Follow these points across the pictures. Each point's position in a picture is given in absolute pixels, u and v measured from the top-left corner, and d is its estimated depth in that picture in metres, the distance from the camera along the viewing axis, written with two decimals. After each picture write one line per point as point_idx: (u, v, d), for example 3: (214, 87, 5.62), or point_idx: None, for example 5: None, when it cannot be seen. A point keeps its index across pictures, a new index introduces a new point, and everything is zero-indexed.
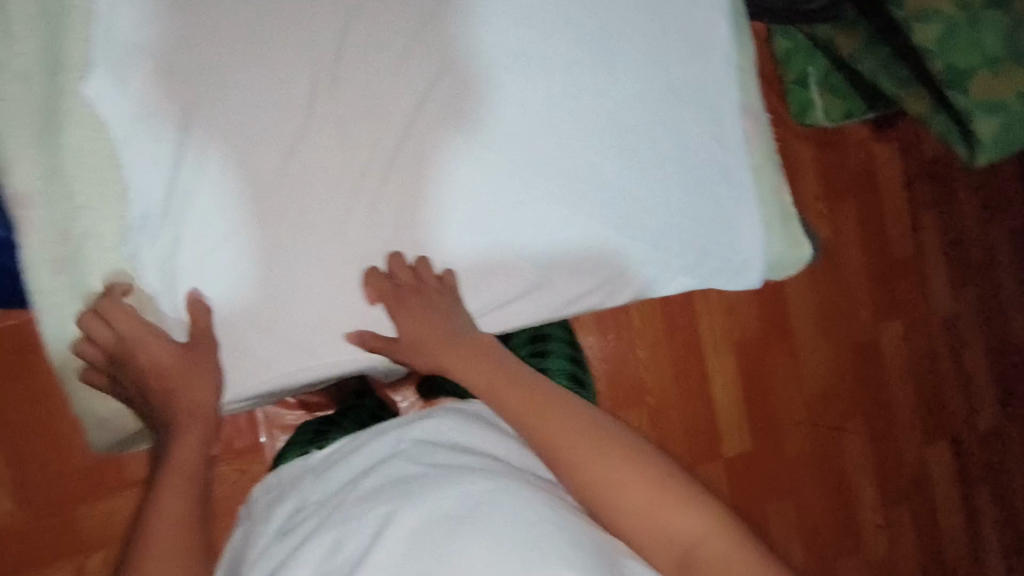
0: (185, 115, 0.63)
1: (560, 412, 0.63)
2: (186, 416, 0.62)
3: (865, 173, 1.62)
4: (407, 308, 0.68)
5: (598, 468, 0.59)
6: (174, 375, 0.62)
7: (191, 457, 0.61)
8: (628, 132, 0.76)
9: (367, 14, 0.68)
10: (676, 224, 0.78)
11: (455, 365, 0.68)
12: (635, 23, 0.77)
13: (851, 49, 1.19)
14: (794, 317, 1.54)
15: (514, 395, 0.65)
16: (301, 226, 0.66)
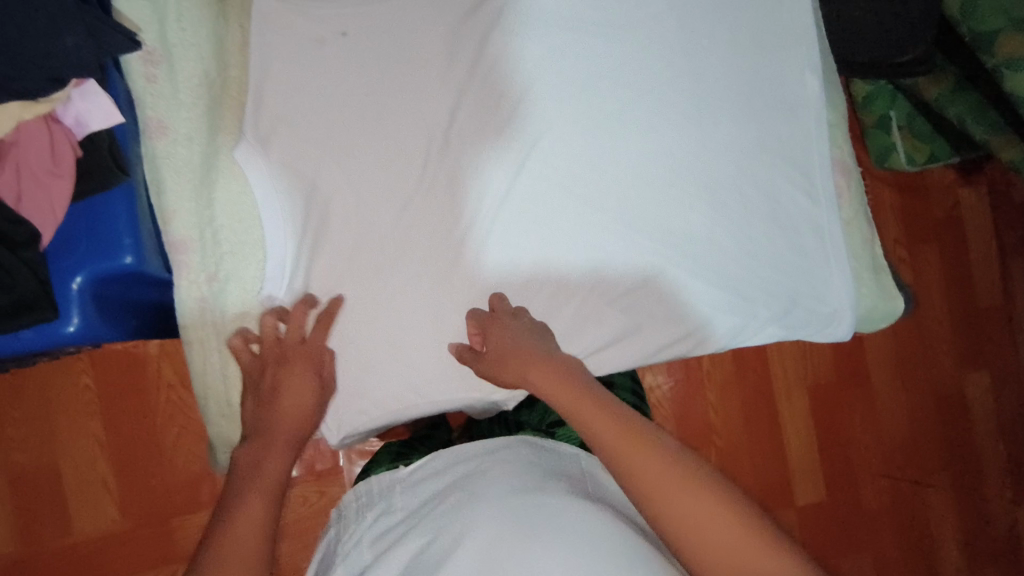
0: (317, 171, 0.70)
1: (628, 429, 0.60)
2: (279, 421, 0.65)
3: (952, 217, 1.56)
4: (501, 326, 0.70)
5: (663, 485, 0.56)
6: (289, 394, 0.66)
7: (276, 475, 0.62)
8: (719, 185, 0.79)
9: (478, 77, 0.74)
10: (766, 276, 0.79)
11: (546, 385, 0.66)
12: (728, 83, 0.80)
13: (937, 94, 1.20)
14: (870, 361, 1.49)
15: (593, 415, 0.62)
16: (410, 272, 0.72)
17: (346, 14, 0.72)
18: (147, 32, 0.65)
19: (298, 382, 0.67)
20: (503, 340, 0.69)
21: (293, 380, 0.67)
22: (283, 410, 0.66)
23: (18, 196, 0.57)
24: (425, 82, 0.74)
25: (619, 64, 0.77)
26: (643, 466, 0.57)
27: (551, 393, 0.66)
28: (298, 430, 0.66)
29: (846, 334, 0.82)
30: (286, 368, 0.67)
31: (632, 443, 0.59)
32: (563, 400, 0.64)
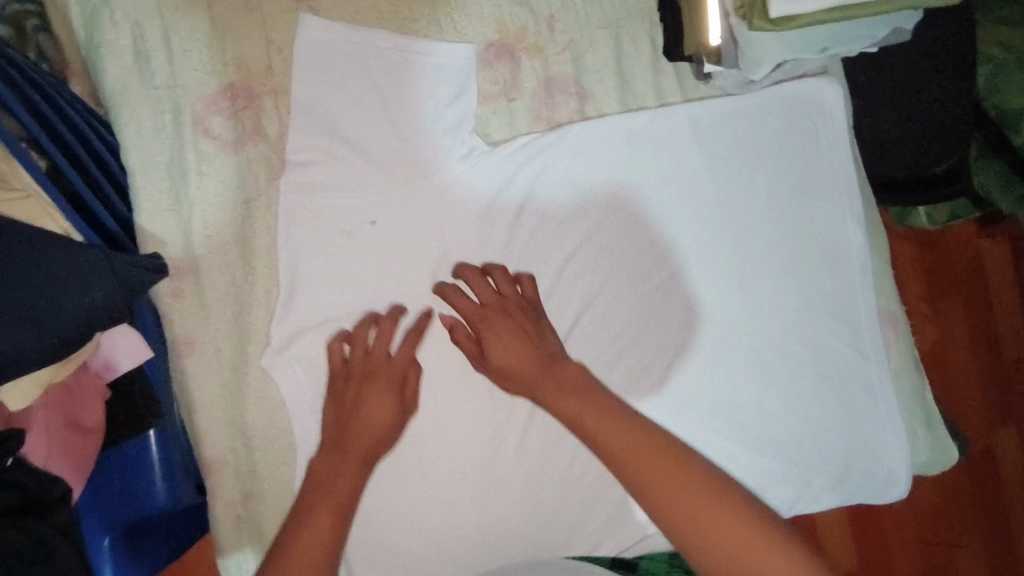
0: None
1: (648, 440, 0.59)
2: (356, 438, 0.62)
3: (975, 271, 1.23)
4: (503, 342, 0.65)
5: (698, 522, 0.54)
6: (370, 399, 0.63)
7: (348, 490, 0.60)
8: (765, 347, 0.77)
9: (513, 254, 0.72)
10: (816, 439, 0.77)
11: (578, 410, 0.62)
12: (768, 241, 0.78)
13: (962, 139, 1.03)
14: None
15: (630, 448, 0.59)
16: (452, 464, 0.70)
17: (370, 199, 0.68)
18: (172, 248, 0.63)
19: (380, 397, 0.63)
20: (504, 353, 0.65)
21: (381, 404, 0.63)
22: (357, 427, 0.62)
23: (47, 455, 0.54)
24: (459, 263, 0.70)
25: (654, 227, 0.75)
26: (677, 501, 0.55)
27: (593, 433, 0.61)
28: (379, 434, 0.63)
29: (902, 494, 0.78)
30: (350, 390, 0.63)
31: (666, 475, 0.57)
32: (607, 441, 0.60)
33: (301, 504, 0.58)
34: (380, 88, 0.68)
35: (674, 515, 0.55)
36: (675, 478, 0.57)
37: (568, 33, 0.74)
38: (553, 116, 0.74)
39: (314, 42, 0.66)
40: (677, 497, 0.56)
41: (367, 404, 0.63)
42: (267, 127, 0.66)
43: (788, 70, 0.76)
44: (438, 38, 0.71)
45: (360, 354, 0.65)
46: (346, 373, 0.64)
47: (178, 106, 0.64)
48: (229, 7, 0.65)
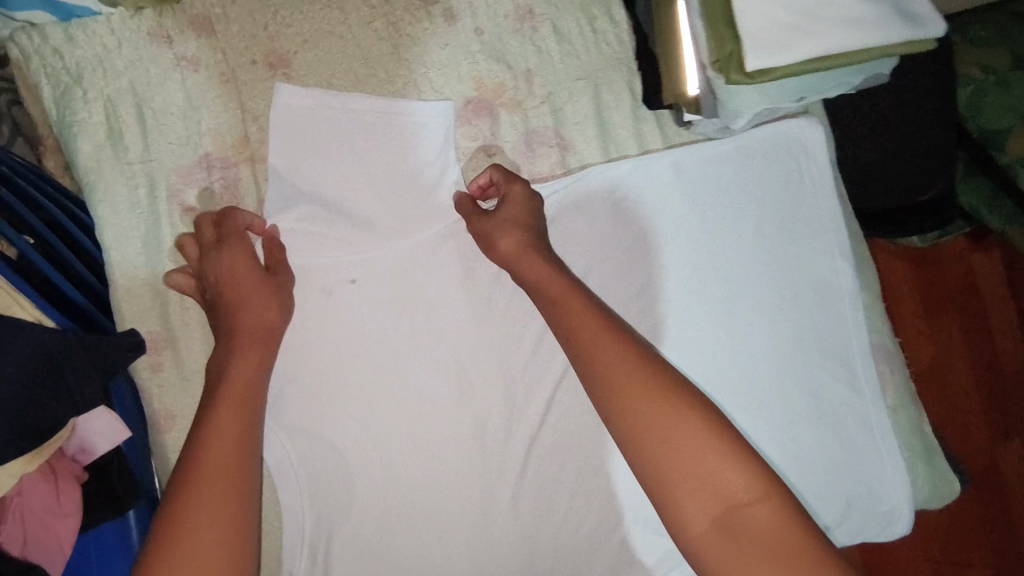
0: (336, 438, 0.67)
1: (625, 350, 0.59)
2: (242, 336, 0.58)
3: (972, 289, 1.14)
4: (516, 203, 0.66)
5: (661, 425, 0.55)
6: (237, 294, 0.59)
7: (250, 382, 0.57)
8: (762, 391, 0.76)
9: (500, 305, 0.70)
10: (813, 477, 0.76)
11: (561, 315, 0.61)
12: (760, 283, 0.77)
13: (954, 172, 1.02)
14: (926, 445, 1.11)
15: (600, 347, 0.59)
16: (445, 522, 0.68)
17: (352, 259, 0.68)
18: (148, 323, 0.62)
19: (233, 270, 0.60)
20: (515, 202, 0.66)
21: (238, 263, 0.60)
22: (229, 301, 0.59)
23: (24, 542, 0.52)
24: (447, 320, 0.69)
25: (639, 270, 0.75)
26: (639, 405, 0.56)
27: (569, 323, 0.61)
28: (260, 334, 0.59)
29: (906, 530, 0.77)
30: (227, 277, 0.59)
31: (632, 379, 0.57)
32: (582, 342, 0.60)
33: (203, 402, 0.56)
34: (358, 147, 0.68)
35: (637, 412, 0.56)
36: (638, 382, 0.57)
37: (546, 87, 0.74)
38: (535, 169, 0.73)
39: (290, 109, 0.66)
40: (638, 401, 0.57)
41: (242, 292, 0.59)
42: (244, 195, 0.66)
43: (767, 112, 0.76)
44: (416, 97, 0.70)
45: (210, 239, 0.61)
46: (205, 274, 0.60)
47: (154, 180, 0.63)
48: (204, 78, 0.65)
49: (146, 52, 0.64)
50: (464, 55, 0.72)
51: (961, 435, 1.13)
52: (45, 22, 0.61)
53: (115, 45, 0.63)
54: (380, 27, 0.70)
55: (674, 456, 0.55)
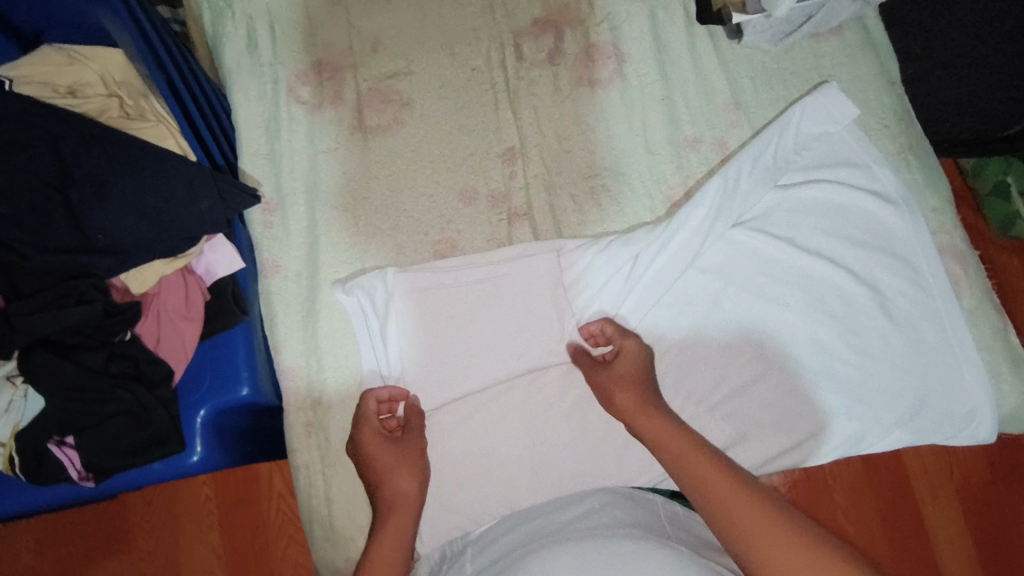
0: (400, 298, 0.71)
1: (731, 477, 0.53)
2: (390, 506, 0.61)
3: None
4: (627, 356, 0.66)
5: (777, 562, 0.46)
6: (390, 473, 0.63)
7: (393, 551, 0.58)
8: (818, 286, 0.75)
9: (559, 191, 0.78)
10: (880, 374, 0.73)
11: (675, 461, 0.57)
12: (804, 192, 0.77)
13: None
14: None
15: (729, 498, 0.52)
16: (505, 387, 0.72)
17: (430, 146, 0.78)
18: (265, 189, 0.76)
19: (391, 458, 0.64)
20: (629, 354, 0.67)
21: (366, 431, 0.66)
22: (386, 482, 0.63)
23: (158, 339, 0.64)
24: (524, 261, 0.73)
25: (694, 169, 0.79)
26: (783, 553, 0.47)
27: (694, 476, 0.55)
28: (403, 503, 0.62)
29: (990, 436, 0.73)
30: (376, 445, 0.65)
31: (734, 498, 0.51)
32: (716, 504, 0.52)
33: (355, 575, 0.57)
34: (471, 308, 0.72)
35: (780, 567, 0.46)
36: (743, 498, 0.51)
37: (606, 8, 0.83)
38: (594, 75, 0.81)
39: (390, 27, 0.81)
40: (784, 549, 0.47)
41: (389, 464, 0.64)
42: (345, 93, 0.79)
43: (821, 20, 0.80)
44: (492, 19, 0.82)
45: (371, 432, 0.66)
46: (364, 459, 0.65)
47: (277, 78, 0.78)
48: (321, 2, 0.81)
49: None
50: None
51: None
52: None
53: None
54: None
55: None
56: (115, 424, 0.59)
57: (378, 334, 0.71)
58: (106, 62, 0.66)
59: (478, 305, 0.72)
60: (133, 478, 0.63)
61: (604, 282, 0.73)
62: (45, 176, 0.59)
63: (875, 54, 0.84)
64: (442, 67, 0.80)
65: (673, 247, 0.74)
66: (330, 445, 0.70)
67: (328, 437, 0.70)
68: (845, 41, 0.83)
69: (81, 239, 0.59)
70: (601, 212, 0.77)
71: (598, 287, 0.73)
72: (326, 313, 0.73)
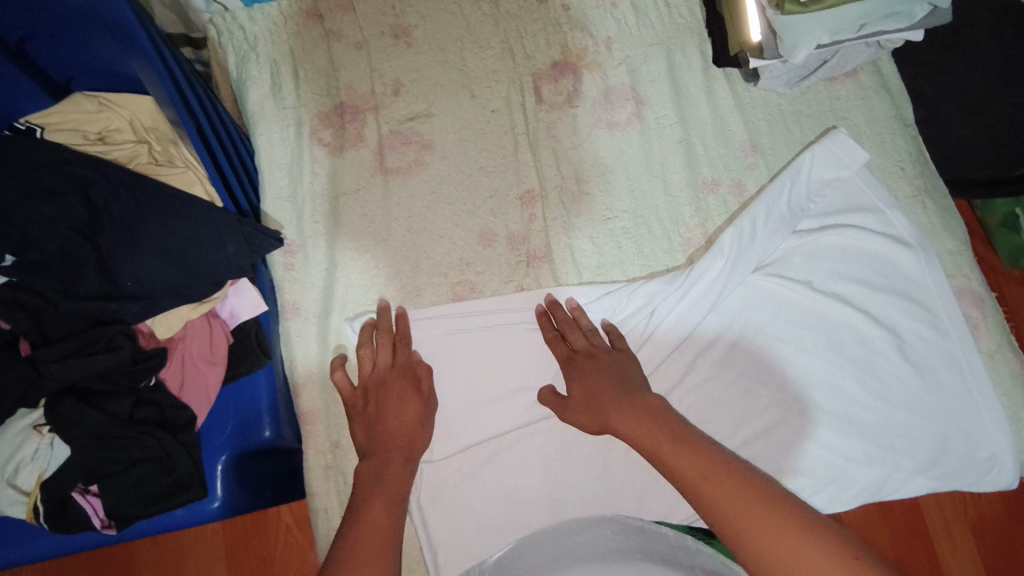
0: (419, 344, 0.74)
1: (702, 452, 0.56)
2: (389, 450, 0.64)
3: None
4: (575, 331, 0.71)
5: (762, 539, 0.49)
6: (392, 417, 0.66)
7: (397, 490, 0.61)
8: (837, 329, 0.76)
9: (577, 232, 0.78)
10: (899, 418, 0.73)
11: (653, 446, 0.58)
12: (819, 237, 0.78)
13: None
14: None
15: (719, 487, 0.53)
16: (524, 430, 0.72)
17: (450, 188, 0.79)
18: (287, 231, 0.76)
19: (401, 400, 0.66)
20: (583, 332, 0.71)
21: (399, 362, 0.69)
22: (388, 419, 0.65)
23: (181, 385, 0.64)
24: None
25: (712, 212, 0.80)
26: (768, 534, 0.49)
27: (672, 464, 0.56)
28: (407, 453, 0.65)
29: (1013, 482, 0.72)
30: (388, 386, 0.67)
31: (711, 476, 0.54)
32: (705, 492, 0.53)
33: (356, 506, 0.59)
34: (492, 355, 0.74)
35: (765, 548, 0.48)
36: (717, 476, 0.54)
37: (624, 51, 0.84)
38: (611, 118, 0.82)
39: (410, 70, 0.82)
40: (783, 534, 0.48)
41: (396, 400, 0.67)
42: (367, 135, 0.80)
43: (836, 64, 0.81)
44: (511, 61, 0.83)
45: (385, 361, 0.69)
46: (362, 394, 0.67)
47: (300, 121, 0.79)
48: (343, 44, 0.82)
49: (304, 28, 0.82)
50: (552, 27, 0.85)
51: None
52: (235, 8, 0.82)
53: (281, 25, 0.82)
54: (484, 8, 0.85)
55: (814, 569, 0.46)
56: (137, 470, 0.60)
57: None
58: (135, 109, 0.68)
59: (495, 361, 0.74)
60: (157, 524, 0.64)
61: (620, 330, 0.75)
62: (75, 225, 0.59)
63: (889, 97, 0.85)
64: (462, 110, 0.81)
65: (692, 296, 0.75)
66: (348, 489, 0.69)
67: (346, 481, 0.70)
68: (860, 85, 0.84)
69: (108, 284, 0.60)
70: (620, 254, 0.78)
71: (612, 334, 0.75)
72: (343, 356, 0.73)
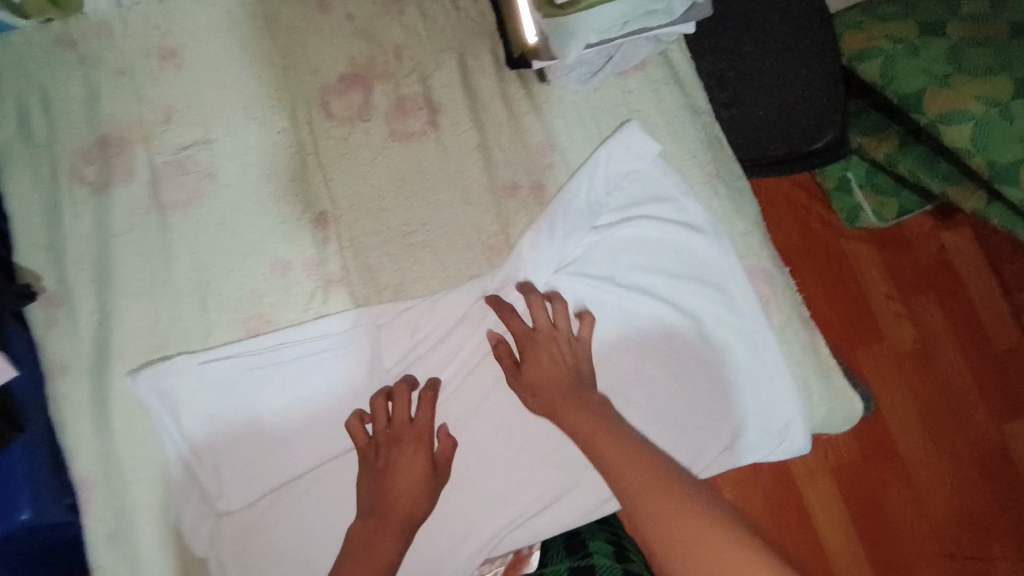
0: (206, 386, 0.69)
1: (620, 439, 0.65)
2: (386, 519, 0.66)
3: (941, 264, 1.35)
4: (542, 347, 0.72)
5: (646, 490, 0.59)
6: (398, 480, 0.67)
7: (385, 556, 0.65)
8: (643, 321, 0.77)
9: (377, 253, 0.76)
10: (700, 401, 0.76)
11: (579, 430, 0.68)
12: (618, 230, 0.79)
13: (886, 152, 1.18)
14: (888, 416, 1.29)
15: (622, 457, 0.63)
16: (332, 462, 0.71)
17: (234, 217, 0.75)
18: (48, 282, 0.70)
19: (408, 463, 0.68)
20: (542, 351, 0.72)
21: (423, 422, 0.70)
22: (394, 483, 0.67)
23: None
24: (345, 337, 0.73)
25: (514, 216, 0.79)
26: (641, 484, 0.60)
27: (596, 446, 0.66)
28: (406, 520, 0.67)
29: (806, 448, 0.77)
30: (400, 454, 0.68)
31: (618, 454, 0.64)
32: (631, 483, 0.61)
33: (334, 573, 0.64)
34: (292, 390, 0.71)
35: (634, 492, 0.60)
36: (620, 454, 0.64)
37: (415, 58, 0.82)
38: (405, 129, 0.80)
39: (183, 93, 0.76)
40: (653, 493, 0.59)
41: (399, 466, 0.68)
42: (136, 169, 0.74)
43: (621, 59, 0.82)
44: (296, 77, 0.79)
45: (402, 422, 0.70)
46: (376, 454, 0.69)
47: (58, 160, 0.73)
48: (103, 70, 0.75)
49: (56, 56, 0.75)
50: (337, 39, 0.81)
51: (909, 389, 1.30)
52: None
53: (28, 55, 0.74)
54: (263, 24, 0.80)
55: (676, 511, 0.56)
56: None
57: (176, 429, 0.68)
58: None
59: (296, 397, 0.71)
60: None
61: (426, 345, 0.75)
62: None
63: (679, 89, 0.87)
64: (244, 132, 0.77)
65: (496, 305, 0.75)
66: (137, 553, 0.66)
67: (132, 545, 0.66)
68: (650, 77, 0.86)
69: None
70: (422, 269, 0.76)
71: (417, 351, 0.74)
72: (117, 414, 0.67)
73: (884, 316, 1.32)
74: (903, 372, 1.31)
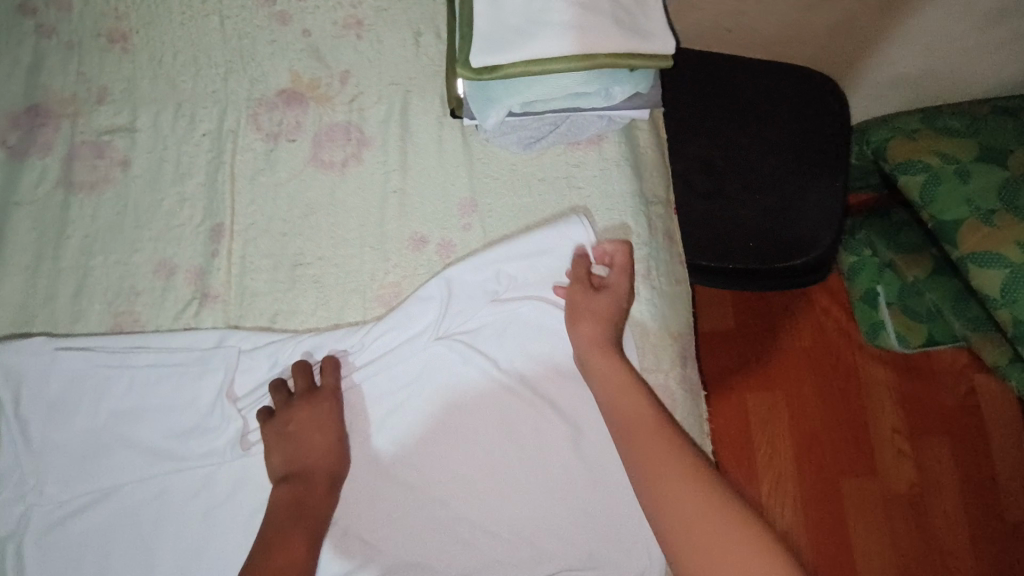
0: (53, 374, 0.69)
1: (644, 415, 0.64)
2: (309, 474, 0.66)
3: (966, 409, 1.22)
4: (594, 304, 0.69)
5: (674, 491, 0.60)
6: (313, 441, 0.68)
7: (318, 514, 0.65)
8: (517, 415, 0.72)
9: (263, 276, 0.74)
10: (559, 516, 0.70)
11: (606, 393, 0.66)
12: (517, 307, 0.74)
13: (915, 277, 1.11)
14: (860, 559, 1.15)
15: (646, 439, 0.63)
16: (155, 480, 0.68)
17: (134, 209, 0.74)
18: None
19: (322, 424, 0.68)
20: (601, 298, 0.70)
21: (327, 382, 0.70)
22: (309, 445, 0.67)
23: None
24: (201, 356, 0.70)
25: (414, 270, 0.75)
26: (670, 477, 0.61)
27: (616, 407, 0.66)
28: (331, 476, 0.67)
29: None
30: (307, 417, 0.68)
31: (644, 430, 0.63)
32: (658, 477, 0.61)
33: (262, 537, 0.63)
34: (137, 397, 0.70)
35: (664, 482, 0.60)
36: (647, 430, 0.63)
37: (358, 87, 0.79)
38: (328, 157, 0.77)
39: (121, 79, 0.77)
40: (684, 491, 0.60)
41: (309, 424, 0.68)
42: (56, 143, 0.75)
43: (567, 131, 0.77)
44: (235, 82, 0.78)
45: (305, 388, 0.69)
46: (275, 437, 0.68)
47: None
48: (54, 44, 0.77)
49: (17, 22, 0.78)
50: (286, 52, 0.79)
51: (892, 536, 1.16)
52: None
53: None
54: (219, 23, 0.79)
55: (704, 514, 0.58)
56: None
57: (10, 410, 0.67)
58: None
59: (140, 401, 0.69)
60: None
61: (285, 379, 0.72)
62: None
63: (633, 172, 0.79)
64: (169, 128, 0.76)
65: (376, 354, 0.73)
66: None
67: None
68: (603, 154, 0.79)
69: None
70: (304, 303, 0.74)
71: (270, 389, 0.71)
72: None
73: (882, 449, 1.20)
74: (890, 517, 1.17)
